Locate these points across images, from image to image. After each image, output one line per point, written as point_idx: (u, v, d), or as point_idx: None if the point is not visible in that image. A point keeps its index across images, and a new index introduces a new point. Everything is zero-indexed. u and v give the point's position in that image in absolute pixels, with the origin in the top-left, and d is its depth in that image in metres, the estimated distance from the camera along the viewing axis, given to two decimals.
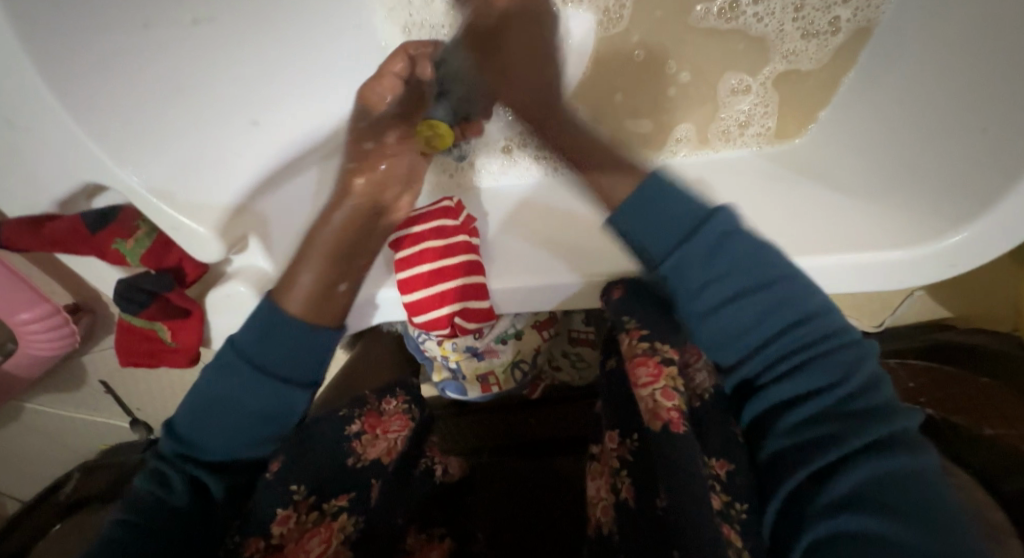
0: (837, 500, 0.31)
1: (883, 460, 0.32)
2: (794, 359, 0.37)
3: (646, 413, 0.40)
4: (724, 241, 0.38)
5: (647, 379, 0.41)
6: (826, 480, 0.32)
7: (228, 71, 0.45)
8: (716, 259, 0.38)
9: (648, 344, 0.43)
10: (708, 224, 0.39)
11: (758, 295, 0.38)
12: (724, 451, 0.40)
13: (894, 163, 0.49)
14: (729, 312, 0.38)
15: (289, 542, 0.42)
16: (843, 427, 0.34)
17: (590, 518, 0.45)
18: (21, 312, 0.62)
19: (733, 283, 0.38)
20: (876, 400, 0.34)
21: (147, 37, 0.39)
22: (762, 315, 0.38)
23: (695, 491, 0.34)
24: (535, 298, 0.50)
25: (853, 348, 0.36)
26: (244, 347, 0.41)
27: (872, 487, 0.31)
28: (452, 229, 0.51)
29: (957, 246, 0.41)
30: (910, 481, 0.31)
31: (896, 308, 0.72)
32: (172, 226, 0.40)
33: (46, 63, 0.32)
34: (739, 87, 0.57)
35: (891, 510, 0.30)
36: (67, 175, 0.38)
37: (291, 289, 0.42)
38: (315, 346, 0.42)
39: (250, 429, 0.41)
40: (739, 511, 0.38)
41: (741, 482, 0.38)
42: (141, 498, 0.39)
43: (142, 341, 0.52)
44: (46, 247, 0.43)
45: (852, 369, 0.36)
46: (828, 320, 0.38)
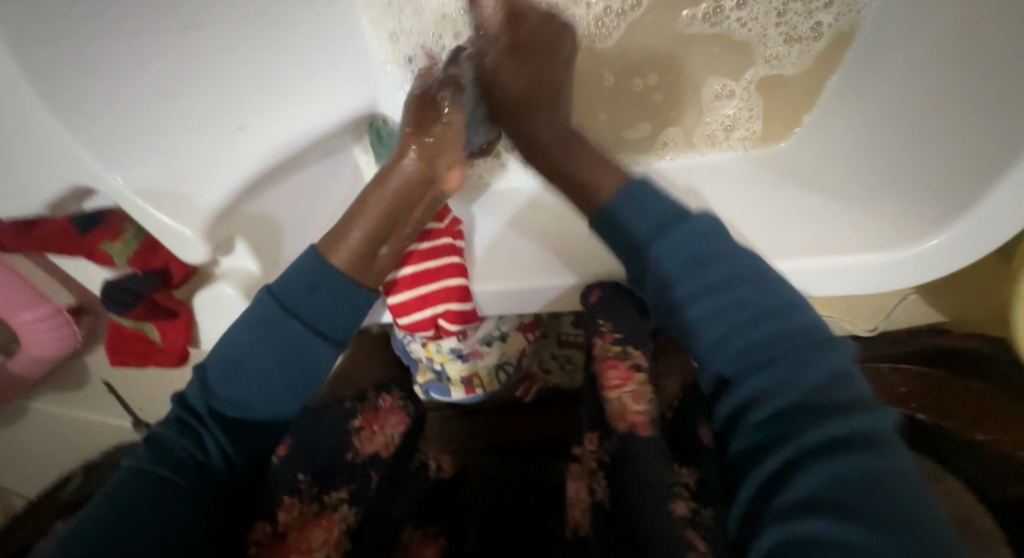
0: (800, 502, 0.29)
1: (844, 461, 0.29)
2: (767, 353, 0.34)
3: (615, 414, 0.42)
4: (697, 231, 0.38)
5: (617, 382, 0.42)
6: (784, 484, 0.30)
7: (226, 71, 0.43)
8: (684, 251, 0.37)
9: (619, 349, 0.45)
10: (671, 229, 0.38)
11: (728, 292, 0.36)
12: (694, 458, 0.45)
13: (880, 167, 0.49)
14: (707, 302, 0.36)
15: (293, 531, 0.43)
16: (805, 423, 0.31)
17: (566, 519, 0.44)
18: (21, 312, 0.64)
19: (704, 275, 0.37)
20: (846, 395, 0.32)
21: (133, 46, 0.37)
22: (735, 311, 0.36)
23: (653, 498, 0.36)
24: (516, 301, 0.50)
25: (824, 343, 0.35)
26: (282, 296, 0.40)
27: (830, 491, 0.28)
28: (437, 231, 0.51)
29: (935, 250, 0.42)
30: (876, 484, 0.28)
31: (890, 311, 0.70)
32: (158, 228, 0.43)
33: (37, 79, 0.34)
34: (724, 92, 0.56)
35: (853, 512, 0.27)
36: (56, 177, 0.39)
37: (340, 245, 0.43)
38: (355, 303, 0.43)
39: (272, 385, 0.40)
40: (705, 517, 0.40)
41: (708, 489, 0.42)
42: (168, 451, 0.38)
43: (132, 340, 0.53)
44: (38, 247, 0.44)
45: (823, 364, 0.34)
46: (799, 315, 0.36)
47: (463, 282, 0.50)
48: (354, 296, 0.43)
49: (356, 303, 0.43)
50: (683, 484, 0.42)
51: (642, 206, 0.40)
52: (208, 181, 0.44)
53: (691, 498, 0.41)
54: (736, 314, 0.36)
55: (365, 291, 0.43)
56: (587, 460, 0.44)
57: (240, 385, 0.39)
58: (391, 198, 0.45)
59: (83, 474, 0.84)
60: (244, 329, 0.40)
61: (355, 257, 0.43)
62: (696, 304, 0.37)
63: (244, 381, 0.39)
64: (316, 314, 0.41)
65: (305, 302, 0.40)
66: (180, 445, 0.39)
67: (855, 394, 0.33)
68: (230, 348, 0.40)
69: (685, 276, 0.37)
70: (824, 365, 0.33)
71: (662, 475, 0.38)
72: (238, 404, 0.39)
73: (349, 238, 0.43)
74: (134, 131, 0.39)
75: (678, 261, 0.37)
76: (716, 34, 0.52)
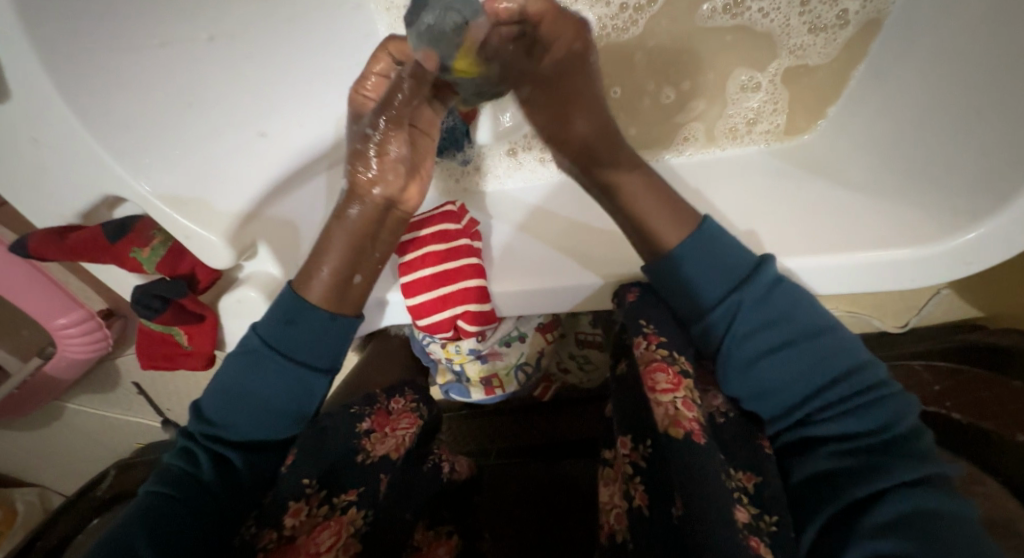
0: (885, 524, 0.34)
1: (927, 494, 0.34)
2: (853, 403, 0.39)
3: (663, 420, 0.38)
4: (780, 289, 0.42)
5: (666, 386, 0.39)
6: (868, 508, 0.35)
7: (247, 88, 0.46)
8: (772, 303, 0.41)
9: (667, 352, 0.41)
10: (747, 286, 0.42)
11: (810, 343, 0.41)
12: (753, 465, 0.40)
13: (910, 159, 0.48)
14: (777, 360, 0.41)
15: (301, 534, 0.42)
16: (890, 465, 0.36)
17: (602, 525, 0.43)
18: (59, 317, 0.66)
19: (781, 329, 0.41)
20: (920, 445, 0.37)
21: (160, 54, 0.40)
22: (816, 364, 0.40)
23: (719, 508, 0.34)
24: (537, 301, 0.49)
25: (896, 403, 0.39)
26: (267, 335, 0.46)
27: (915, 514, 0.33)
28: (454, 233, 0.51)
29: (969, 245, 0.40)
30: (943, 516, 0.33)
31: (922, 308, 0.68)
32: (185, 235, 0.42)
33: (67, 85, 0.35)
34: (750, 84, 0.55)
35: (924, 538, 0.32)
36: (87, 187, 0.40)
37: (312, 280, 0.46)
38: (339, 331, 0.47)
39: (263, 415, 0.46)
40: (770, 525, 0.36)
41: (767, 494, 0.38)
42: (171, 472, 0.43)
43: (160, 344, 0.54)
44: (67, 257, 0.45)
45: (901, 416, 0.38)
46: (874, 374, 0.40)
47: (481, 283, 0.49)
48: (324, 324, 0.46)
49: (338, 328, 0.47)
50: (739, 489, 0.38)
51: (723, 253, 0.42)
52: (236, 186, 0.45)
53: (749, 505, 0.37)
54: (815, 371, 0.40)
55: (344, 316, 0.47)
56: (622, 465, 0.42)
57: (243, 408, 0.46)
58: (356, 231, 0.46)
59: (116, 474, 0.86)
60: (242, 359, 0.46)
61: (327, 291, 0.46)
62: (761, 359, 0.41)
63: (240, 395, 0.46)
64: (297, 345, 0.46)
65: (288, 339, 0.46)
66: (193, 460, 0.44)
67: (927, 444, 0.38)
68: (232, 373, 0.46)
69: (763, 331, 0.41)
70: (906, 418, 0.38)
71: (722, 477, 0.36)
72: (242, 424, 0.46)
73: (318, 277, 0.46)
74: (161, 141, 0.41)
75: (750, 320, 0.41)
76: (735, 26, 0.51)
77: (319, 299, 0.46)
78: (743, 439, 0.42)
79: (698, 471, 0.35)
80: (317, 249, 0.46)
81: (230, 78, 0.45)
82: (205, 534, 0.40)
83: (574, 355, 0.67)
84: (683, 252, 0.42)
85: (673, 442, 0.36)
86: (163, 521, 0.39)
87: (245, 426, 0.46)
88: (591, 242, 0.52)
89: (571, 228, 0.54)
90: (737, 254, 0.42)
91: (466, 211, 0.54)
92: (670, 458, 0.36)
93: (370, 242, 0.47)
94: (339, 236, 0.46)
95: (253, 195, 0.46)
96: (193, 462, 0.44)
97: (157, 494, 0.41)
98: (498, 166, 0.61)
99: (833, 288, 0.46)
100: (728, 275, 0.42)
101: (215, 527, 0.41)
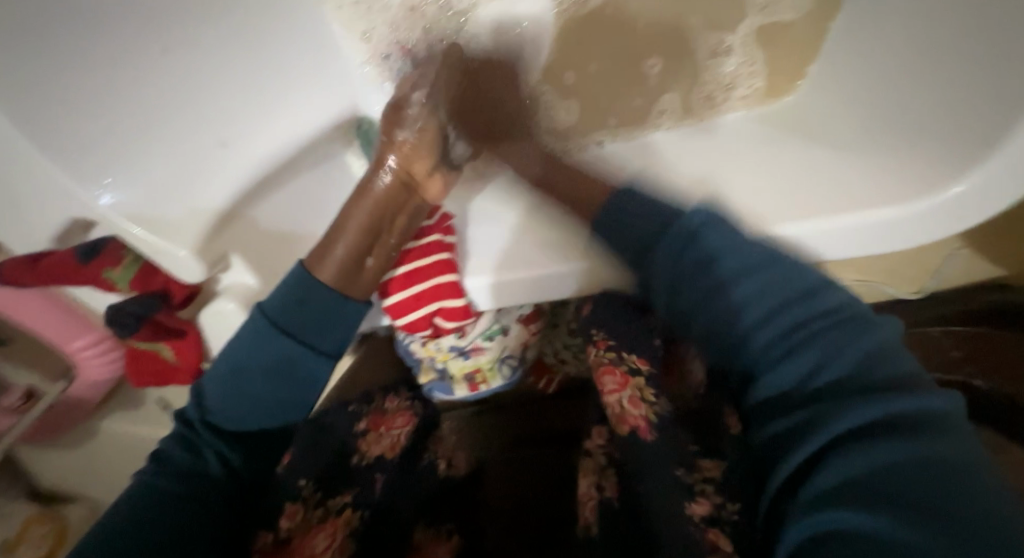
0: (822, 493, 0.27)
1: (883, 441, 0.27)
2: (808, 327, 0.34)
3: (613, 418, 0.42)
4: (710, 228, 0.38)
5: (613, 387, 0.43)
6: (813, 471, 0.29)
7: (209, 95, 0.45)
8: (709, 239, 0.38)
9: (614, 355, 0.46)
10: (682, 221, 0.39)
11: (756, 274, 0.36)
12: (715, 448, 0.40)
13: (897, 112, 0.45)
14: (721, 301, 0.36)
15: (296, 536, 0.43)
16: (845, 406, 0.30)
17: (579, 517, 0.41)
18: (75, 340, 0.68)
19: (732, 263, 0.36)
20: (894, 372, 0.31)
21: (119, 69, 0.40)
22: (764, 295, 0.35)
23: (665, 504, 0.35)
24: (522, 293, 0.48)
25: (858, 324, 0.33)
26: (273, 317, 0.41)
27: (872, 475, 0.26)
28: (426, 230, 0.49)
29: (957, 198, 0.39)
30: (914, 469, 0.26)
31: (939, 271, 0.63)
32: (154, 250, 0.43)
33: (18, 113, 0.35)
34: (720, 47, 0.51)
35: (885, 500, 0.25)
36: (49, 211, 0.40)
37: (325, 260, 0.42)
38: (346, 317, 0.43)
39: (267, 409, 0.42)
40: (732, 513, 0.35)
41: (736, 482, 0.36)
42: (174, 465, 0.41)
43: (149, 361, 0.58)
44: (40, 280, 0.47)
45: (858, 342, 0.32)
46: (828, 297, 0.35)
47: (454, 278, 0.47)
48: (335, 305, 0.42)
49: (348, 314, 0.43)
50: (703, 480, 0.38)
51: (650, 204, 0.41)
52: (202, 188, 0.45)
53: (714, 493, 0.37)
54: (762, 302, 0.35)
55: (354, 301, 0.43)
56: (597, 455, 0.43)
57: (243, 406, 0.42)
58: (370, 209, 0.44)
59: None
60: (249, 344, 0.41)
61: (342, 273, 0.43)
62: (706, 300, 0.37)
63: (244, 398, 0.42)
64: (308, 327, 0.41)
65: (291, 314, 0.41)
66: (198, 453, 0.41)
67: (906, 371, 0.31)
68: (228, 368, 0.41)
69: (716, 266, 0.37)
70: (862, 340, 0.32)
71: (674, 471, 0.37)
72: (241, 419, 0.42)
73: (334, 255, 0.43)
74: (120, 159, 0.41)
75: (693, 256, 0.37)
76: None
77: (333, 279, 0.43)
78: (710, 417, 0.42)
79: (649, 465, 0.37)
80: (335, 226, 0.43)
81: (189, 88, 0.44)
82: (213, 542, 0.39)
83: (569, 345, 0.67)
84: (607, 217, 0.43)
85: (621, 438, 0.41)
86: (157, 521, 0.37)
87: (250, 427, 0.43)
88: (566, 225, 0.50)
89: None
90: (654, 214, 0.41)
91: (438, 206, 0.52)
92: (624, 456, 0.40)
93: (388, 221, 0.45)
94: (356, 218, 0.44)
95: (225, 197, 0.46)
96: (197, 456, 0.41)
97: (152, 493, 0.39)
98: None
99: (825, 252, 0.45)
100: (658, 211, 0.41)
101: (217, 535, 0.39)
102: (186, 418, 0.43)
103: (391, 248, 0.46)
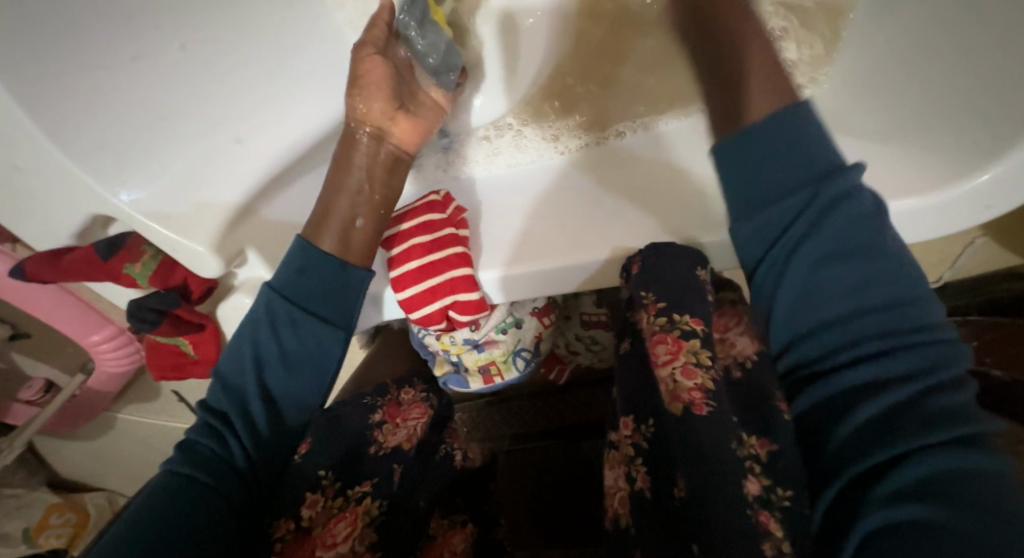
0: (898, 492, 0.29)
1: (958, 454, 0.28)
2: (890, 342, 0.33)
3: (666, 395, 0.37)
4: (833, 209, 0.35)
5: (666, 357, 0.38)
6: (886, 472, 0.30)
7: (222, 92, 0.45)
8: (829, 222, 0.35)
9: (667, 319, 0.40)
10: (837, 177, 0.36)
11: (855, 252, 0.35)
12: (766, 428, 0.36)
13: (912, 101, 0.46)
14: (820, 270, 0.35)
15: (317, 525, 0.43)
16: (912, 427, 0.30)
17: (607, 509, 0.42)
18: (92, 332, 0.69)
19: (811, 248, 0.36)
20: (956, 399, 0.30)
21: (135, 69, 0.39)
22: (860, 281, 0.34)
23: (718, 480, 0.32)
24: (540, 283, 0.47)
25: (943, 347, 0.32)
26: (281, 290, 0.43)
27: (944, 479, 0.28)
28: (439, 223, 0.49)
29: (984, 186, 0.38)
30: (984, 480, 0.27)
31: (954, 260, 0.63)
32: (172, 246, 0.43)
33: (36, 110, 0.35)
34: None
35: (960, 503, 0.27)
36: (73, 207, 0.41)
37: (323, 229, 0.45)
38: (350, 282, 0.45)
39: (286, 375, 0.44)
40: (782, 499, 0.33)
41: (782, 466, 0.34)
42: (195, 452, 0.41)
43: (168, 354, 0.59)
44: (63, 276, 0.48)
45: (942, 363, 0.32)
46: (924, 311, 0.33)
47: (469, 272, 0.47)
48: (342, 276, 0.44)
49: (351, 279, 0.45)
50: (750, 458, 0.35)
51: (801, 151, 0.37)
52: (222, 181, 0.45)
53: (760, 477, 0.34)
54: (855, 286, 0.34)
55: (355, 267, 0.45)
56: (624, 446, 0.42)
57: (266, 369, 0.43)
58: (355, 172, 0.47)
59: None
60: (262, 322, 0.43)
61: (337, 237, 0.45)
62: (787, 275, 0.36)
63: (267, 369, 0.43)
64: (315, 296, 0.44)
65: (302, 288, 0.43)
66: (220, 439, 0.42)
67: (972, 400, 0.31)
68: (255, 342, 0.43)
69: (794, 252, 0.36)
70: (946, 367, 0.31)
71: (732, 446, 0.34)
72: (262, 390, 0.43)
73: (330, 225, 0.45)
74: (140, 158, 0.41)
75: (802, 221, 0.36)
76: None
77: (335, 246, 0.45)
78: (753, 396, 0.38)
79: (697, 448, 0.34)
80: (321, 206, 0.46)
81: (205, 83, 0.43)
82: (239, 525, 0.40)
83: (580, 337, 0.65)
84: (744, 155, 0.38)
85: (673, 417, 0.36)
86: (173, 508, 0.37)
87: (256, 404, 0.43)
88: (580, 215, 0.50)
89: (574, 202, 0.51)
90: (809, 161, 0.37)
91: (451, 199, 0.53)
92: (670, 431, 0.36)
93: (369, 177, 0.47)
94: (345, 180, 0.46)
95: (246, 189, 0.47)
96: (218, 442, 0.42)
97: (185, 480, 0.39)
98: (480, 153, 0.60)
99: None
100: (783, 186, 0.37)
101: (238, 518, 0.40)
102: (206, 402, 0.44)
103: (379, 211, 0.47)
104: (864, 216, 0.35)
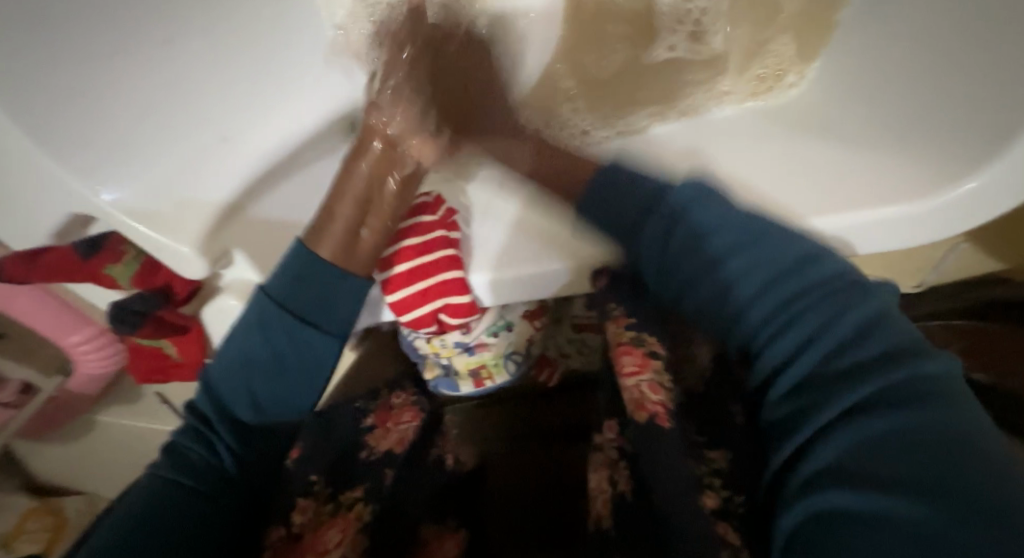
0: (815, 476, 0.28)
1: (870, 420, 0.27)
2: (796, 308, 0.33)
3: (631, 403, 0.39)
4: (688, 209, 0.37)
5: (633, 368, 0.40)
6: (808, 451, 0.29)
7: (207, 90, 0.43)
8: (703, 212, 0.37)
9: (635, 335, 0.43)
10: (667, 199, 0.38)
11: (746, 249, 0.35)
12: (726, 441, 0.40)
13: (902, 104, 0.46)
14: (719, 268, 0.35)
15: (307, 532, 0.43)
16: (829, 394, 0.30)
17: (591, 511, 0.42)
18: (72, 334, 0.67)
19: (710, 249, 0.36)
20: (869, 353, 0.30)
21: (118, 65, 0.38)
22: (755, 266, 0.34)
23: (680, 494, 0.33)
24: (526, 289, 0.48)
25: (853, 292, 0.33)
26: (275, 294, 0.41)
27: (857, 453, 0.27)
28: (429, 225, 0.49)
29: (974, 191, 0.39)
30: (904, 441, 0.26)
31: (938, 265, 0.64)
32: (155, 246, 0.42)
33: (9, 104, 0.33)
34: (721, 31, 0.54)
35: (870, 478, 0.25)
36: (50, 208, 0.39)
37: (324, 235, 0.43)
38: (351, 292, 0.42)
39: (266, 385, 0.41)
40: (739, 506, 0.36)
41: (742, 468, 0.38)
42: (184, 458, 0.40)
43: (151, 358, 0.58)
44: (38, 274, 0.45)
45: (844, 314, 0.32)
46: (820, 268, 0.34)
47: (460, 274, 0.47)
48: (345, 287, 0.42)
49: (351, 290, 0.42)
50: (712, 472, 0.38)
51: (625, 188, 0.41)
52: (209, 177, 0.44)
53: (721, 488, 0.37)
54: (753, 273, 0.34)
55: (355, 277, 0.43)
56: (608, 449, 0.42)
57: (251, 383, 0.41)
58: (361, 188, 0.46)
59: None
60: (250, 327, 0.41)
61: (338, 246, 0.43)
62: (689, 285, 0.36)
63: (252, 381, 0.41)
64: (311, 307, 0.41)
65: (296, 295, 0.41)
66: (209, 447, 0.41)
67: (897, 343, 0.30)
68: (239, 347, 0.41)
69: (687, 264, 0.36)
70: (849, 317, 0.32)
71: (682, 462, 0.35)
72: (245, 404, 0.41)
73: (331, 232, 0.43)
74: (120, 153, 0.39)
75: (678, 239, 0.37)
76: None
77: (333, 253, 0.43)
78: (717, 399, 0.43)
79: (659, 456, 0.35)
80: (327, 208, 0.44)
81: (186, 81, 0.42)
82: (222, 536, 0.39)
83: (570, 341, 0.67)
84: (593, 194, 0.42)
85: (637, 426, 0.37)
86: (147, 517, 0.36)
87: (247, 413, 0.41)
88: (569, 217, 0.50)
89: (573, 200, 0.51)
90: (638, 190, 0.40)
91: (443, 201, 0.52)
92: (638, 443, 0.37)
93: (375, 191, 0.46)
94: (351, 189, 0.45)
95: (234, 186, 0.46)
96: (208, 450, 0.40)
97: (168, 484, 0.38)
98: None
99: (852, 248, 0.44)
100: (632, 211, 0.40)
101: (223, 527, 0.39)
102: (195, 407, 0.42)
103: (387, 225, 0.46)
104: (732, 215, 0.36)
